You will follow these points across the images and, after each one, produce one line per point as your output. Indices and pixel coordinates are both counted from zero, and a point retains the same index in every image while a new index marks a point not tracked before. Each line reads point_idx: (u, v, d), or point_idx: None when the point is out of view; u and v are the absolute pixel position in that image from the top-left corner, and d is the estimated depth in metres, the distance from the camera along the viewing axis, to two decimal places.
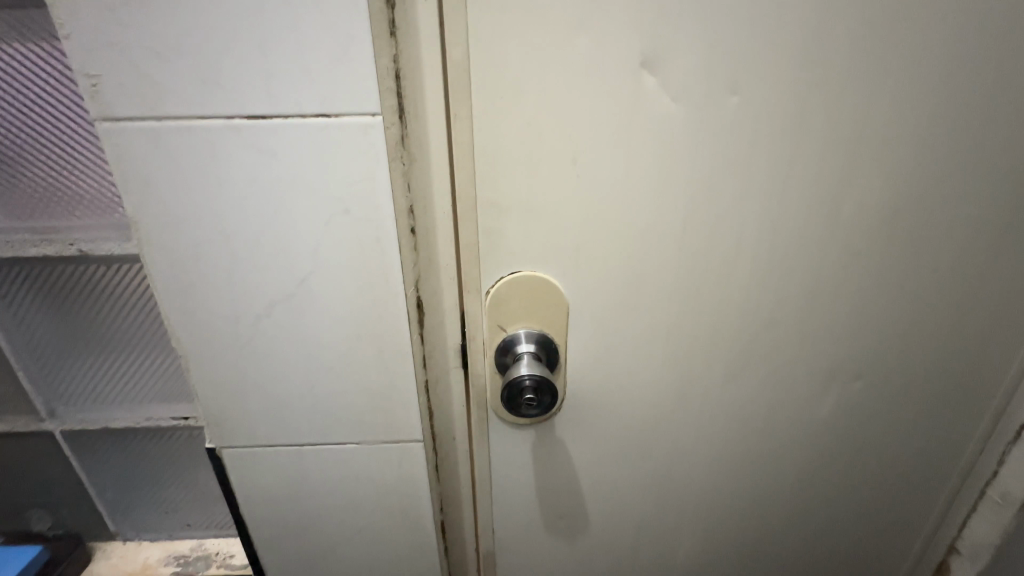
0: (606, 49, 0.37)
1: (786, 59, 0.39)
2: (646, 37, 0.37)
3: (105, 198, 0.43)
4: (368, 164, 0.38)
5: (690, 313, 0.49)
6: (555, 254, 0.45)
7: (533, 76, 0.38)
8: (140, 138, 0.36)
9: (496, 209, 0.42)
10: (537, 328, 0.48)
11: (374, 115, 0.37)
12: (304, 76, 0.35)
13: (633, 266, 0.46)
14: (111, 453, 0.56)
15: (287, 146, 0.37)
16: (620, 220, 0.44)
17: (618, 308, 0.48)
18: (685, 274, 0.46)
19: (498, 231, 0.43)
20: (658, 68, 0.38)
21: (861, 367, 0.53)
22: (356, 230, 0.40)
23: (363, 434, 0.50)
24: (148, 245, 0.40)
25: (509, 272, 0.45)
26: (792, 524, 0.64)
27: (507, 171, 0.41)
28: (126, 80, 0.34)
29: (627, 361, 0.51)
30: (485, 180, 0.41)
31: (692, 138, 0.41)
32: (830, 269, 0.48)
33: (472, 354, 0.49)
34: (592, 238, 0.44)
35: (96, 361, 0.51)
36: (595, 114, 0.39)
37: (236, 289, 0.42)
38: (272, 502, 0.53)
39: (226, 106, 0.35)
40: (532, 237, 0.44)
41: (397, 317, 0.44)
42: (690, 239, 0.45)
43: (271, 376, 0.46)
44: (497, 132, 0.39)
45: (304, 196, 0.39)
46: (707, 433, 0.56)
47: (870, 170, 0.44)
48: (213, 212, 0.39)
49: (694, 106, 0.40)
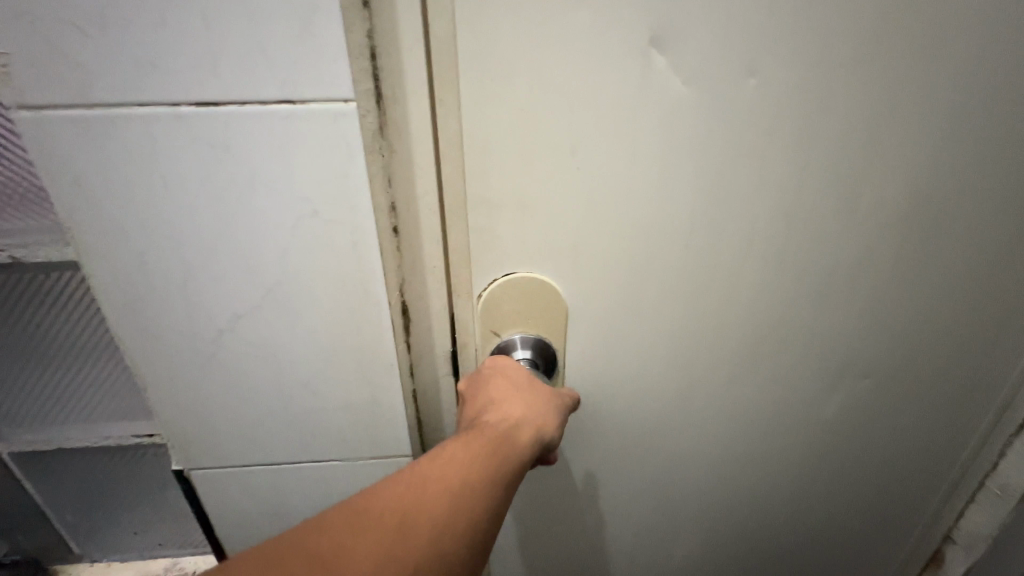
0: (611, 24, 0.33)
1: (813, 36, 0.35)
2: (659, 10, 0.33)
3: (32, 199, 0.36)
4: (342, 158, 0.33)
5: (696, 313, 0.45)
6: (554, 254, 0.41)
7: (528, 56, 0.33)
8: (66, 129, 0.30)
9: (487, 205, 0.38)
10: (533, 333, 0.44)
11: (347, 102, 0.31)
12: (261, 55, 0.29)
13: (637, 266, 0.42)
14: (68, 475, 0.51)
15: (246, 138, 0.32)
16: (623, 215, 0.40)
17: (620, 310, 0.44)
18: (692, 274, 0.43)
19: (490, 230, 0.39)
20: (669, 47, 0.34)
21: (869, 365, 0.51)
22: (330, 234, 0.35)
23: (346, 451, 0.46)
24: (88, 253, 0.34)
25: (502, 273, 0.41)
26: (791, 521, 0.63)
27: (502, 163, 0.37)
28: (43, 60, 0.29)
29: (628, 365, 0.48)
30: (475, 174, 0.37)
31: (706, 126, 0.37)
32: (847, 263, 0.45)
33: (463, 359, 0.45)
34: (594, 236, 0.40)
35: (43, 377, 0.46)
36: (599, 97, 0.35)
37: (195, 300, 0.37)
38: (248, 524, 0.49)
39: (170, 91, 0.30)
40: (529, 235, 0.40)
41: (379, 328, 0.40)
42: (701, 235, 0.41)
43: (241, 394, 0.41)
44: (487, 120, 0.35)
45: (268, 195, 0.34)
46: (709, 435, 0.54)
47: (894, 158, 0.40)
48: (163, 214, 0.34)
49: (707, 89, 0.36)
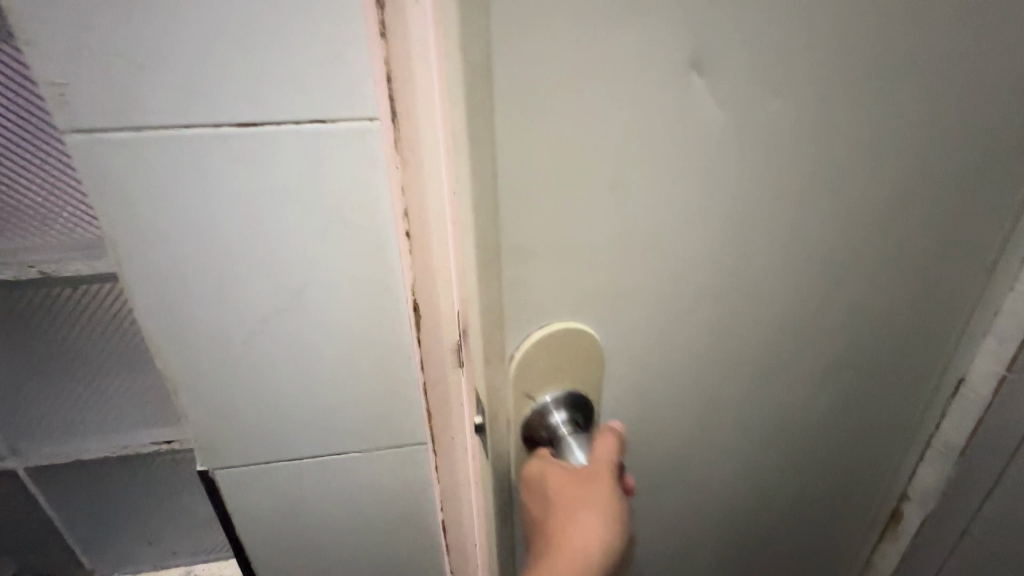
0: (656, 25, 0.23)
1: (887, 45, 0.28)
2: (707, 19, 0.24)
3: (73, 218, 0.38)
4: (366, 169, 0.37)
5: (738, 374, 0.37)
6: (592, 301, 0.30)
7: (549, 58, 0.23)
8: (115, 150, 0.34)
9: (511, 249, 0.27)
10: (566, 389, 0.33)
11: (372, 120, 0.36)
12: (295, 82, 0.34)
13: (677, 323, 0.32)
14: (85, 486, 0.52)
15: (280, 154, 0.36)
16: (664, 256, 0.30)
17: (665, 371, 0.34)
18: (736, 332, 0.34)
19: (518, 276, 0.28)
20: (711, 65, 0.25)
21: (891, 400, 0.46)
22: (355, 238, 0.39)
23: (365, 442, 0.49)
24: (127, 263, 0.37)
25: (537, 326, 0.30)
26: (770, 549, 0.55)
27: (522, 191, 0.26)
28: (97, 89, 0.32)
29: (667, 432, 0.38)
30: (491, 208, 0.26)
31: (790, 156, 0.29)
32: (889, 288, 0.37)
33: (490, 437, 0.34)
34: (639, 277, 0.30)
35: (65, 391, 0.47)
36: (637, 104, 0.25)
37: (227, 304, 0.40)
38: (270, 520, 0.51)
39: (212, 115, 0.34)
40: (565, 283, 0.29)
41: (397, 322, 0.44)
42: (778, 280, 0.33)
43: (267, 391, 0.44)
44: (512, 130, 0.24)
45: (299, 205, 0.37)
46: (740, 493, 0.46)
47: (949, 191, 0.34)
48: (200, 225, 0.37)
49: (758, 108, 0.27)
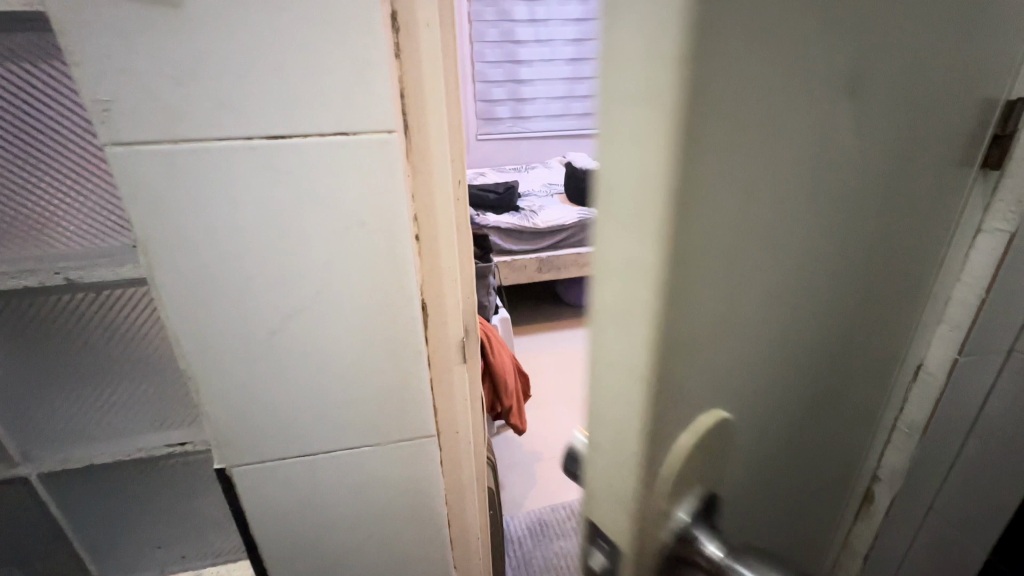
0: (832, 59, 0.20)
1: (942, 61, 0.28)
2: (863, 45, 0.22)
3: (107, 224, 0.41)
4: (383, 176, 0.40)
5: (808, 406, 0.35)
6: (725, 386, 0.25)
7: (771, 93, 0.18)
8: (151, 161, 0.36)
9: (684, 351, 0.21)
10: (699, 489, 0.27)
11: (389, 132, 0.39)
12: (321, 97, 0.37)
13: (780, 367, 0.30)
14: (97, 489, 0.53)
15: (305, 163, 0.39)
16: (782, 304, 0.27)
17: (763, 426, 0.31)
18: (814, 363, 0.33)
19: (680, 386, 0.22)
20: (859, 92, 0.23)
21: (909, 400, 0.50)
22: (372, 240, 0.42)
23: (376, 436, 0.51)
24: (157, 266, 0.40)
25: (688, 433, 0.24)
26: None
27: (706, 280, 0.20)
28: (139, 104, 0.35)
29: (753, 493, 0.35)
30: (679, 307, 0.19)
31: (860, 184, 0.28)
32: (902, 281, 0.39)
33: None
34: (759, 342, 0.27)
35: (83, 394, 0.49)
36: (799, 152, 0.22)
37: (250, 304, 0.42)
38: (283, 516, 0.53)
39: (244, 127, 0.37)
40: (716, 365, 0.24)
41: (409, 319, 0.47)
42: (846, 302, 0.33)
43: (284, 387, 0.47)
44: (711, 211, 0.18)
45: (320, 210, 0.40)
46: (799, 530, 0.44)
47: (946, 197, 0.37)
48: (228, 229, 0.40)
49: (866, 134, 0.26)
